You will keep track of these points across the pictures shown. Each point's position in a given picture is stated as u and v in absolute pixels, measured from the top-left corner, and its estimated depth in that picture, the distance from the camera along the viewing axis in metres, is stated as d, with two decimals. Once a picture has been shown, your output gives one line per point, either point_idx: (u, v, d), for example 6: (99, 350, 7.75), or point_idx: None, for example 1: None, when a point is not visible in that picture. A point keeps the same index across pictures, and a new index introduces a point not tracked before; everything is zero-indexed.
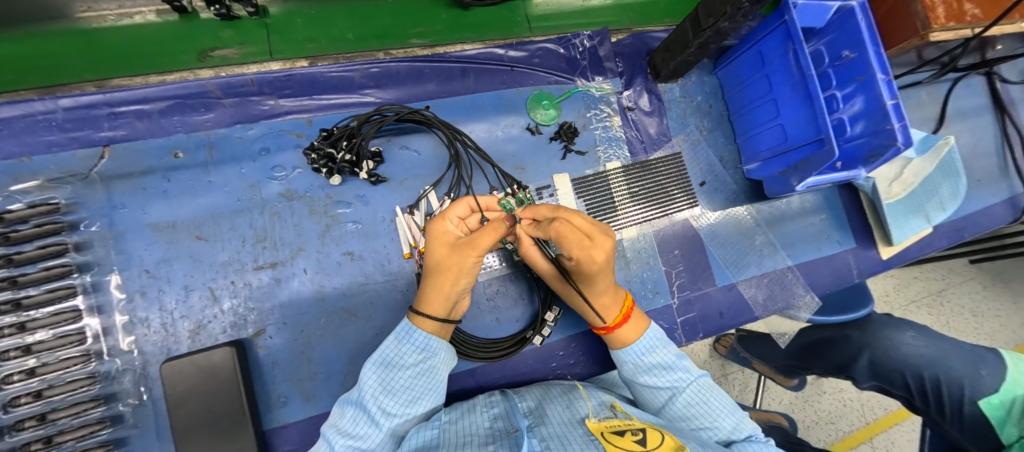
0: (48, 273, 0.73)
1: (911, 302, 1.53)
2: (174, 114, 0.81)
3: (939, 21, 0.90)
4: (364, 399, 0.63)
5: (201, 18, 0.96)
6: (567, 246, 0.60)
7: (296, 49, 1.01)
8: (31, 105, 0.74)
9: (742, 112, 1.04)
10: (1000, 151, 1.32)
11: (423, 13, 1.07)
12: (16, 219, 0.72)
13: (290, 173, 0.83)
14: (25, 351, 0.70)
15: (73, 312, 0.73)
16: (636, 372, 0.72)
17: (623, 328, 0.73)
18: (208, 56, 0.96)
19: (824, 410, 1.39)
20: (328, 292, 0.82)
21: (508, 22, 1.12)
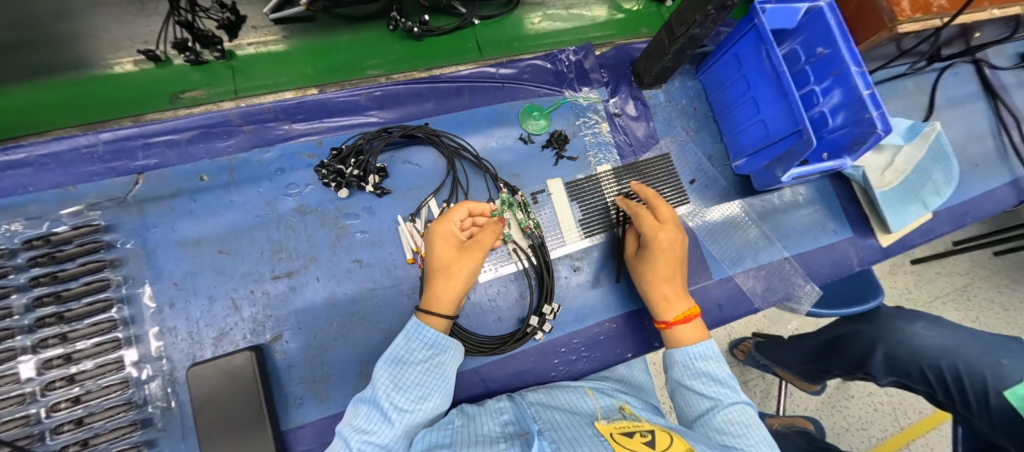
0: (88, 287, 0.80)
1: (933, 299, 1.54)
2: (200, 142, 0.90)
3: (905, 13, 0.95)
4: (378, 396, 0.66)
5: (174, 64, 1.08)
6: (643, 221, 0.85)
7: (255, 85, 1.10)
8: (76, 141, 0.84)
9: (726, 112, 1.09)
10: (996, 135, 1.34)
11: (376, 47, 1.16)
12: (63, 240, 0.81)
13: (304, 190, 0.91)
14: (66, 360, 0.77)
15: (108, 322, 0.80)
16: (685, 375, 0.73)
17: (682, 328, 0.79)
18: (179, 98, 1.07)
19: (853, 415, 1.38)
20: (339, 298, 0.87)
21: (459, 48, 1.20)
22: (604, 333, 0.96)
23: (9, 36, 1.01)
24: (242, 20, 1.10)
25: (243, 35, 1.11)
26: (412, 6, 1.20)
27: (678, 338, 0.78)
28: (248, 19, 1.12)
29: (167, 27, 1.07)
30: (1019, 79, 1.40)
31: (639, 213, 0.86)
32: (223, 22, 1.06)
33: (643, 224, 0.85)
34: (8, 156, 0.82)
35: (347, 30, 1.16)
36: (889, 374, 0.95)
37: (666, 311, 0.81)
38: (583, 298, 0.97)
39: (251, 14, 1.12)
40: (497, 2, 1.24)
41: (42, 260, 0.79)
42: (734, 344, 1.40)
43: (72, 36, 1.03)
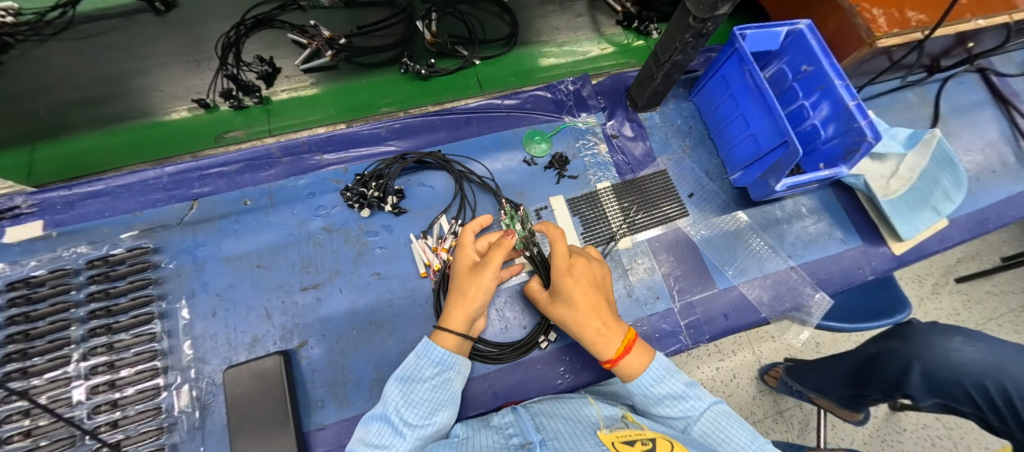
0: (134, 301, 0.91)
1: (986, 320, 1.51)
2: (246, 172, 1.04)
3: (881, 29, 1.00)
4: (390, 411, 0.71)
5: (220, 110, 1.25)
6: (555, 255, 0.85)
7: (286, 125, 1.26)
8: (146, 174, 1.00)
9: (719, 129, 1.15)
10: (1012, 140, 1.32)
11: (390, 88, 1.32)
12: (118, 260, 0.93)
13: (331, 211, 1.02)
14: (109, 367, 0.85)
15: (149, 334, 0.89)
16: (649, 404, 0.73)
17: (626, 359, 0.77)
18: (223, 137, 1.22)
19: (908, 450, 1.30)
20: (360, 308, 0.96)
21: (462, 85, 1.34)
22: None
23: (94, 93, 1.23)
24: (278, 71, 1.29)
25: (278, 83, 1.29)
26: (421, 52, 1.38)
27: (629, 370, 0.77)
28: (283, 70, 1.30)
29: (217, 79, 1.28)
30: None
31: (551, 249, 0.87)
32: (263, 73, 1.26)
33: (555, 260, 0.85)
34: (91, 188, 0.98)
35: (367, 75, 1.33)
36: (932, 395, 0.84)
37: (607, 348, 0.78)
38: None
39: (285, 67, 1.31)
40: (496, 44, 1.40)
41: (99, 278, 0.91)
42: (764, 371, 1.33)
43: (143, 91, 1.24)
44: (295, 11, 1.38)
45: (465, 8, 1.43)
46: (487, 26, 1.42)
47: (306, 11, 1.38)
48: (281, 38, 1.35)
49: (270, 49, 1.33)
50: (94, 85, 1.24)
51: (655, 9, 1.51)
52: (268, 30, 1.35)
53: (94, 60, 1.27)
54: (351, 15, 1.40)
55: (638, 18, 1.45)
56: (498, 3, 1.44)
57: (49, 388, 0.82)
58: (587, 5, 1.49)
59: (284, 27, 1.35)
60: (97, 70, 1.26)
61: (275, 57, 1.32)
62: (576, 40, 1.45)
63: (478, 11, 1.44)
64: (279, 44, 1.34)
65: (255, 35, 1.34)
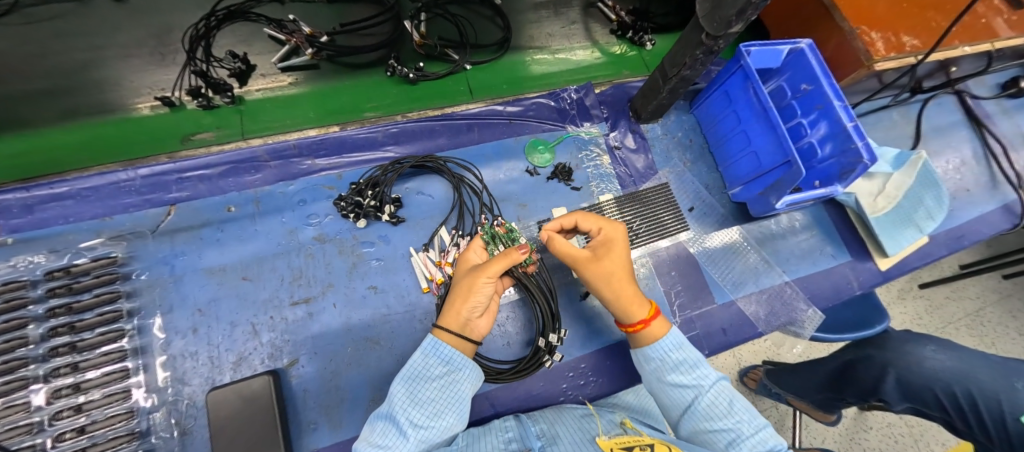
0: (101, 317, 0.82)
1: (947, 325, 1.59)
2: (230, 176, 0.96)
3: (880, 52, 1.03)
4: (395, 411, 0.68)
5: (188, 108, 1.15)
6: (588, 223, 0.82)
7: (262, 127, 1.17)
8: (116, 176, 0.91)
9: (720, 144, 1.16)
10: (984, 160, 1.39)
11: (374, 91, 1.25)
12: (82, 271, 0.84)
13: (323, 219, 0.97)
14: (75, 389, 0.77)
15: (119, 352, 0.81)
16: (663, 369, 0.73)
17: (655, 322, 0.75)
18: (191, 139, 1.13)
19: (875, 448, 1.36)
20: (355, 323, 0.91)
21: (452, 91, 1.29)
22: (611, 357, 0.97)
23: (52, 83, 1.12)
24: (252, 68, 1.21)
25: (253, 82, 1.21)
26: (409, 54, 1.33)
27: (652, 335, 0.75)
28: (258, 68, 1.22)
29: (184, 75, 1.18)
30: (1002, 108, 1.47)
31: (584, 221, 0.82)
32: (235, 70, 1.18)
33: (587, 223, 0.82)
34: (52, 189, 0.88)
35: (351, 76, 1.26)
36: (904, 400, 0.87)
37: (639, 310, 0.75)
38: (590, 323, 1.00)
39: (261, 64, 1.23)
40: (488, 49, 1.37)
41: (60, 291, 0.82)
42: (744, 373, 1.35)
43: (108, 83, 1.14)
44: (272, 4, 1.30)
45: (457, 8, 1.40)
46: (478, 27, 1.39)
47: (284, 3, 1.31)
48: (256, 32, 1.26)
49: (245, 44, 1.24)
50: (50, 75, 1.13)
51: (650, 19, 1.50)
52: (242, 22, 1.26)
53: (50, 47, 1.16)
54: (334, 10, 1.33)
55: (632, 29, 1.41)
56: (490, 6, 1.41)
57: (7, 414, 0.74)
58: (581, 12, 1.46)
59: (260, 20, 1.26)
60: (48, 58, 1.15)
61: (249, 53, 1.23)
62: (569, 48, 1.42)
63: (471, 13, 1.41)
64: (255, 39, 1.25)
65: (228, 28, 1.25)
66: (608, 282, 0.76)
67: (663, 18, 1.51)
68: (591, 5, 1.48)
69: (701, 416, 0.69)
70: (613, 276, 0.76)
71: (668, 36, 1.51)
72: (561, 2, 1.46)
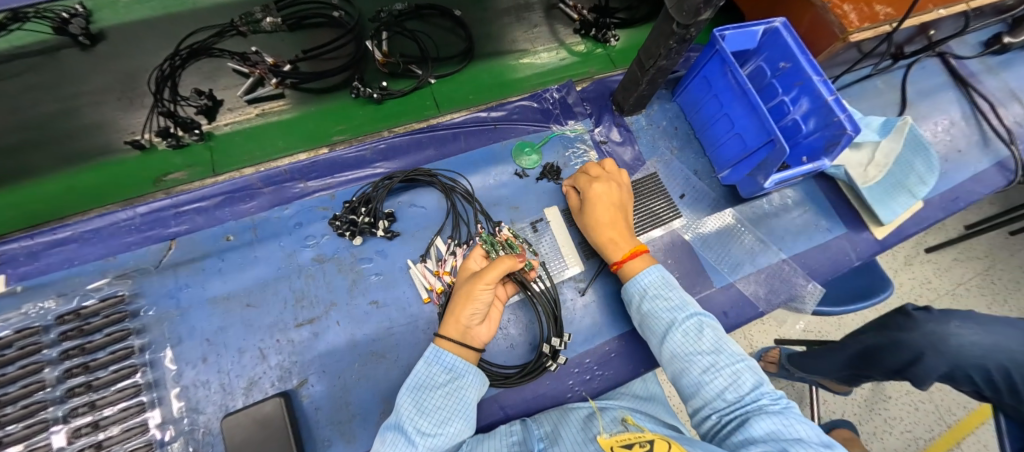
0: (115, 355, 0.84)
1: (957, 287, 1.59)
2: (226, 206, 0.99)
3: (853, 24, 1.04)
4: (401, 421, 0.70)
5: (158, 150, 1.17)
6: (585, 177, 0.97)
7: (232, 160, 1.19)
8: (117, 216, 0.94)
9: (704, 129, 1.16)
10: (974, 120, 1.39)
11: (344, 113, 1.27)
12: (91, 312, 0.86)
13: (320, 240, 0.99)
14: (94, 427, 0.79)
15: (133, 387, 0.82)
16: (642, 300, 0.83)
17: (632, 261, 0.87)
18: (163, 181, 1.15)
19: (895, 417, 1.36)
20: (359, 339, 0.92)
21: (418, 106, 1.30)
22: (615, 350, 0.98)
23: (45, 131, 1.16)
24: (219, 103, 1.23)
25: (221, 116, 1.23)
26: (373, 74, 1.34)
27: (629, 271, 0.87)
28: (225, 103, 1.24)
29: (152, 117, 1.20)
30: (986, 66, 1.47)
31: (581, 175, 0.99)
32: (202, 107, 1.20)
33: (580, 184, 0.97)
34: (57, 235, 0.91)
35: (317, 101, 1.28)
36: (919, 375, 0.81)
37: (616, 251, 0.88)
38: (591, 318, 1.00)
39: (227, 98, 1.25)
40: (451, 60, 1.39)
41: (71, 333, 0.83)
42: (761, 354, 1.34)
43: (100, 127, 1.18)
44: (235, 37, 1.32)
45: (418, 23, 1.42)
46: (437, 40, 1.41)
47: (246, 36, 1.33)
48: (220, 67, 1.28)
49: (209, 81, 1.27)
50: (39, 125, 1.16)
51: (613, 14, 1.50)
52: (206, 59, 1.28)
53: (37, 99, 1.19)
54: (297, 38, 1.35)
55: (595, 26, 1.44)
56: (451, 17, 1.43)
57: None
58: (544, 14, 1.48)
59: (223, 55, 1.28)
60: (32, 109, 1.18)
61: (214, 89, 1.26)
62: (534, 51, 1.44)
63: (433, 27, 1.43)
64: (219, 74, 1.28)
65: (192, 66, 1.27)
66: (591, 225, 0.92)
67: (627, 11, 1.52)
68: (554, 7, 1.50)
69: (677, 343, 0.75)
70: (594, 222, 0.91)
71: (633, 30, 1.52)
72: (523, 7, 1.48)
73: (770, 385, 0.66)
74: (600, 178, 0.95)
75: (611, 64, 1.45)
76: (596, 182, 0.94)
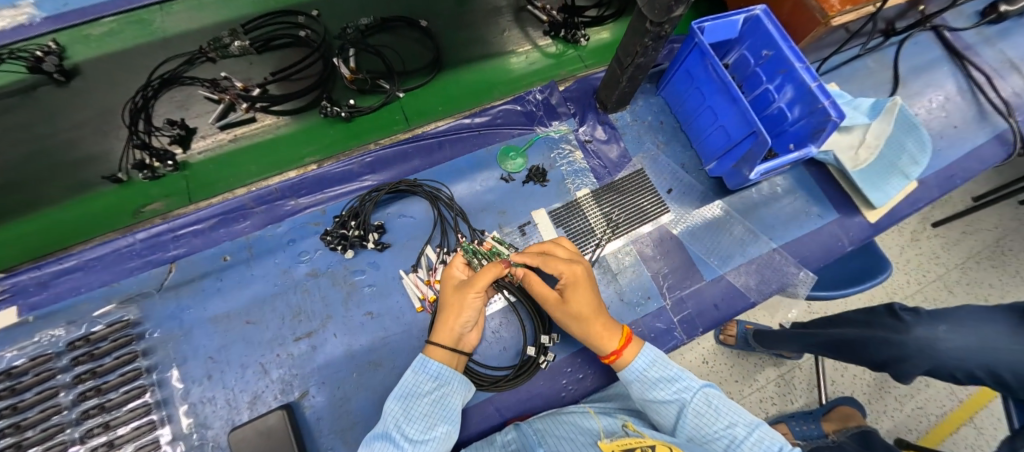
0: (124, 377, 0.89)
1: (964, 262, 1.57)
2: (221, 227, 1.02)
3: (835, 8, 1.01)
4: (390, 428, 0.73)
5: (135, 182, 1.21)
6: (554, 263, 0.83)
7: (209, 188, 1.22)
8: (119, 243, 0.98)
9: (690, 122, 1.16)
10: (971, 93, 1.36)
11: (313, 134, 1.29)
12: (100, 337, 0.90)
13: (314, 255, 1.01)
14: (109, 446, 0.84)
15: (143, 407, 0.88)
16: (644, 389, 0.78)
17: (626, 350, 0.82)
18: (142, 213, 1.18)
19: (906, 395, 1.36)
20: (356, 350, 0.95)
21: (387, 122, 1.32)
22: None
23: (44, 163, 1.20)
24: (192, 132, 1.26)
25: (195, 143, 1.26)
26: (342, 90, 1.36)
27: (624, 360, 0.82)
28: (198, 130, 1.27)
29: (127, 151, 1.22)
30: (983, 37, 1.43)
31: (547, 265, 0.84)
32: (176, 137, 1.22)
33: (553, 269, 0.83)
34: (63, 265, 0.95)
35: (292, 120, 1.30)
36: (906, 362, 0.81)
37: (610, 342, 0.81)
38: None
39: (200, 125, 1.28)
40: (421, 72, 1.39)
41: (82, 358, 0.88)
42: (720, 330, 1.38)
43: (97, 158, 1.22)
44: (205, 63, 1.34)
45: (384, 36, 1.42)
46: (402, 52, 1.42)
47: (215, 62, 1.34)
48: (191, 95, 1.31)
49: (182, 110, 1.29)
50: (38, 157, 1.20)
51: (582, 14, 1.48)
52: (178, 87, 1.31)
53: (33, 133, 1.22)
54: (265, 60, 1.37)
55: (564, 26, 1.43)
56: (417, 28, 1.43)
57: None
58: (513, 17, 1.47)
59: (194, 83, 1.31)
60: (30, 143, 1.22)
61: (186, 118, 1.28)
62: (509, 53, 1.44)
63: (401, 38, 1.43)
64: (192, 102, 1.31)
65: (164, 96, 1.29)
66: (577, 319, 0.82)
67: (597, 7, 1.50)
68: (523, 9, 1.48)
69: (692, 426, 0.73)
70: (581, 315, 0.81)
71: (602, 27, 1.51)
72: (492, 11, 1.48)
73: (785, 442, 0.69)
74: (576, 266, 0.82)
75: (575, 64, 1.45)
76: (568, 268, 0.83)
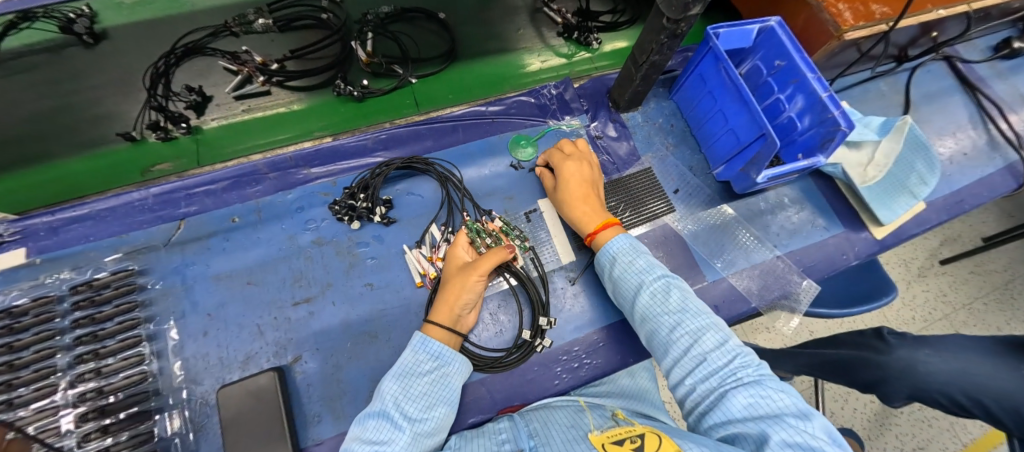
0: (121, 325, 0.87)
1: (972, 299, 1.54)
2: (233, 190, 1.04)
3: (848, 22, 1.04)
4: (387, 406, 0.72)
5: (148, 142, 1.24)
6: (556, 158, 1.01)
7: (216, 154, 1.25)
8: (132, 196, 1.00)
9: (700, 126, 1.18)
10: (982, 123, 1.37)
11: (324, 111, 1.33)
12: (103, 284, 0.90)
13: (320, 224, 1.02)
14: (98, 393, 0.81)
15: (137, 357, 0.86)
16: (612, 267, 0.86)
17: (603, 232, 0.89)
18: (150, 171, 1.21)
19: (907, 434, 1.32)
20: (353, 320, 0.95)
21: (397, 105, 1.36)
22: (604, 339, 0.99)
23: (68, 118, 1.24)
24: (208, 99, 1.30)
25: (209, 112, 1.30)
26: (357, 72, 1.40)
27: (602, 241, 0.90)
28: (214, 98, 1.31)
29: (144, 112, 1.27)
30: (995, 70, 1.45)
31: (552, 159, 1.02)
32: (192, 103, 1.27)
33: (554, 161, 1.01)
34: (76, 212, 0.97)
35: (305, 97, 1.34)
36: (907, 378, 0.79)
37: (589, 224, 0.91)
38: (581, 307, 1.01)
39: (216, 94, 1.32)
40: (434, 61, 1.43)
41: (82, 303, 0.87)
42: None
43: (115, 116, 1.26)
44: (227, 37, 1.39)
45: (402, 25, 1.47)
46: (419, 41, 1.46)
47: (239, 36, 1.39)
48: (212, 65, 1.36)
49: (201, 77, 1.34)
50: (63, 113, 1.24)
51: (597, 19, 1.53)
52: (200, 58, 1.36)
53: (62, 90, 1.27)
54: (286, 38, 1.42)
55: (578, 29, 1.48)
56: (436, 20, 1.48)
57: (34, 420, 0.77)
58: (529, 17, 1.52)
59: (215, 54, 1.35)
60: (57, 98, 1.26)
61: (204, 85, 1.32)
62: (523, 51, 1.48)
63: (418, 29, 1.48)
64: (211, 71, 1.35)
65: (186, 64, 1.34)
66: (564, 201, 0.96)
67: (612, 14, 1.55)
68: (539, 11, 1.54)
69: (645, 302, 0.78)
70: (568, 197, 0.95)
71: (615, 33, 1.56)
72: (510, 10, 1.53)
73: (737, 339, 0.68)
74: (575, 157, 0.99)
75: (582, 66, 1.50)
76: (566, 161, 0.99)
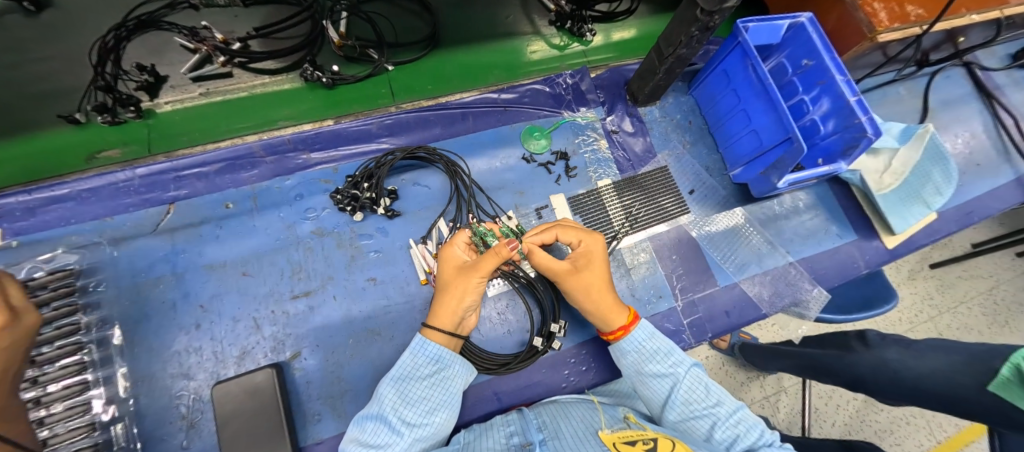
0: (59, 331, 0.80)
1: (961, 303, 1.56)
2: (226, 173, 0.97)
3: (883, 23, 1.01)
4: (386, 411, 0.69)
5: (94, 125, 1.15)
6: (570, 234, 0.84)
7: (171, 141, 1.17)
8: (115, 176, 0.92)
9: (720, 124, 1.13)
10: (996, 133, 1.35)
11: (292, 98, 1.25)
12: (39, 284, 0.81)
13: (321, 213, 0.97)
14: (34, 404, 0.74)
15: (78, 365, 0.79)
16: (641, 361, 0.78)
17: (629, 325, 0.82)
18: (95, 158, 1.13)
19: (885, 430, 1.34)
20: (355, 316, 0.91)
21: (372, 94, 1.28)
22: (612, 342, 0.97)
23: (32, 90, 1.16)
24: (162, 80, 1.21)
25: (163, 94, 1.21)
26: (328, 55, 1.31)
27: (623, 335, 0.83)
28: (168, 79, 1.22)
29: (90, 92, 1.17)
30: (1013, 79, 1.42)
31: (564, 235, 0.84)
32: (143, 83, 1.17)
33: (568, 238, 0.84)
34: (52, 192, 0.89)
35: (269, 81, 1.26)
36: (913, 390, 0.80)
37: (617, 318, 0.81)
38: None
39: (171, 74, 1.22)
40: (412, 47, 1.34)
41: None
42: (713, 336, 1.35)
43: (69, 92, 1.17)
44: (187, 10, 1.28)
45: (377, 6, 1.37)
46: (396, 25, 1.37)
47: (198, 10, 1.28)
48: (168, 42, 1.25)
49: (155, 56, 1.24)
50: (26, 84, 1.16)
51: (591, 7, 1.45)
52: (155, 32, 1.25)
53: (24, 58, 1.17)
54: (252, 15, 1.31)
55: (571, 18, 1.39)
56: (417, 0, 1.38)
57: None
58: (519, 3, 1.43)
59: (171, 29, 1.25)
60: (19, 67, 1.17)
61: (157, 64, 1.22)
62: (514, 38, 1.40)
63: (400, 9, 1.38)
64: (166, 49, 1.25)
65: (138, 39, 1.24)
66: (587, 293, 0.81)
67: (610, 3, 1.46)
68: None
69: (682, 403, 0.72)
70: (592, 288, 0.81)
71: (611, 24, 1.48)
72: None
73: (768, 430, 0.69)
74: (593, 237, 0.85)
75: (563, 59, 1.42)
76: (585, 238, 0.84)
